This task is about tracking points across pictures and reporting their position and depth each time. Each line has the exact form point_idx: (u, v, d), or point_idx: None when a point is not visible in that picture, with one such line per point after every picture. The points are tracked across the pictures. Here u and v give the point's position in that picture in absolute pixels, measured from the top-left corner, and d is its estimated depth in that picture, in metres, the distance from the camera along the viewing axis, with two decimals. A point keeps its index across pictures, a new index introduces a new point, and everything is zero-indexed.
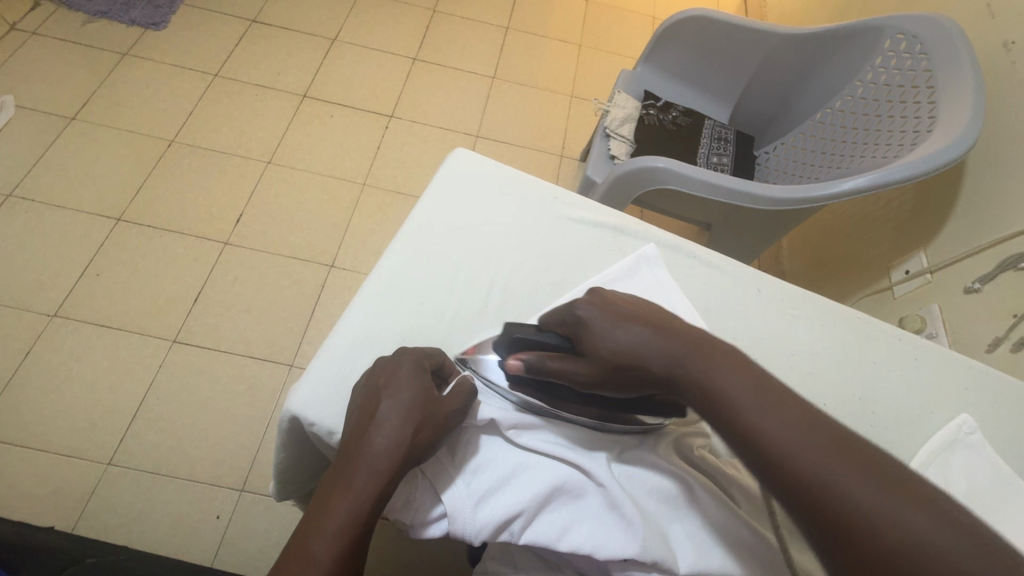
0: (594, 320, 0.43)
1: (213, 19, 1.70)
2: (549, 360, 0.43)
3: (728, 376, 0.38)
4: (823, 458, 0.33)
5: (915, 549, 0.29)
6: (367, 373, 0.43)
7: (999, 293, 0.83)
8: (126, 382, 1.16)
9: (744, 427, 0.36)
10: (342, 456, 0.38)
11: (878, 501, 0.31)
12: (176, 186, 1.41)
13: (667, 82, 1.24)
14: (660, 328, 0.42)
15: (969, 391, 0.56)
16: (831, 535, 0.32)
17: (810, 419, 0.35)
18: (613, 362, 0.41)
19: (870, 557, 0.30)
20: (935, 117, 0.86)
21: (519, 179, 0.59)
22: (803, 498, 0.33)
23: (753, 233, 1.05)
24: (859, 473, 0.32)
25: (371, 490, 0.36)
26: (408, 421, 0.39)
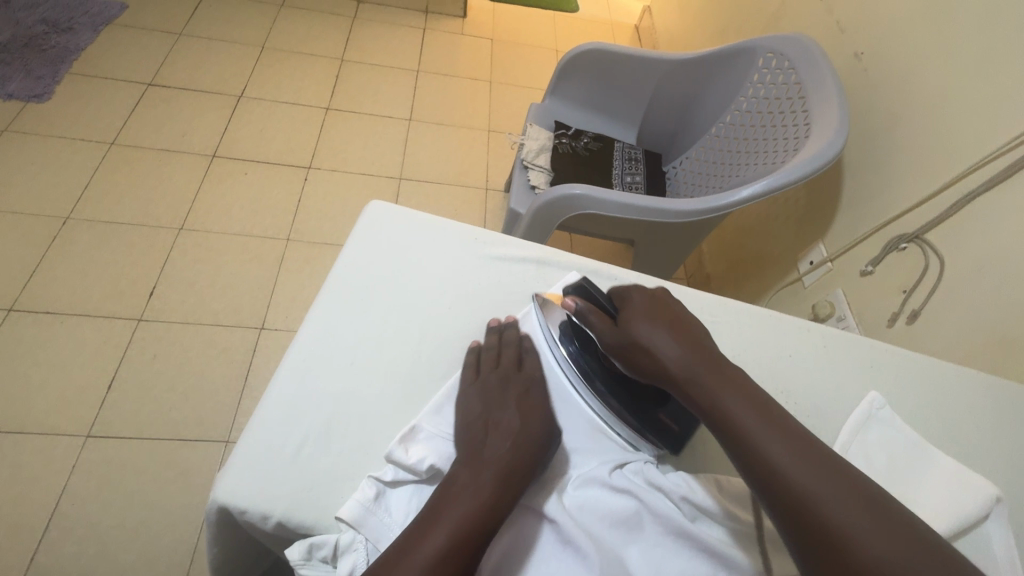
0: (638, 305, 0.50)
1: (104, 86, 1.62)
2: (592, 311, 0.50)
3: (737, 393, 0.42)
4: (812, 474, 0.36)
5: (886, 566, 0.32)
6: (478, 383, 0.49)
7: (889, 273, 0.92)
8: (34, 491, 1.03)
9: (745, 442, 0.39)
10: (472, 459, 0.43)
11: (860, 520, 0.34)
12: (76, 264, 1.30)
13: (575, 112, 1.31)
14: (681, 333, 0.47)
15: (874, 368, 0.61)
16: (819, 545, 0.34)
17: (809, 446, 0.38)
18: (637, 338, 0.47)
19: (852, 569, 0.32)
20: (810, 123, 0.96)
21: (438, 225, 0.59)
22: (793, 508, 0.36)
23: (674, 244, 1.12)
24: (846, 491, 0.35)
25: (497, 494, 0.41)
26: (532, 435, 0.46)
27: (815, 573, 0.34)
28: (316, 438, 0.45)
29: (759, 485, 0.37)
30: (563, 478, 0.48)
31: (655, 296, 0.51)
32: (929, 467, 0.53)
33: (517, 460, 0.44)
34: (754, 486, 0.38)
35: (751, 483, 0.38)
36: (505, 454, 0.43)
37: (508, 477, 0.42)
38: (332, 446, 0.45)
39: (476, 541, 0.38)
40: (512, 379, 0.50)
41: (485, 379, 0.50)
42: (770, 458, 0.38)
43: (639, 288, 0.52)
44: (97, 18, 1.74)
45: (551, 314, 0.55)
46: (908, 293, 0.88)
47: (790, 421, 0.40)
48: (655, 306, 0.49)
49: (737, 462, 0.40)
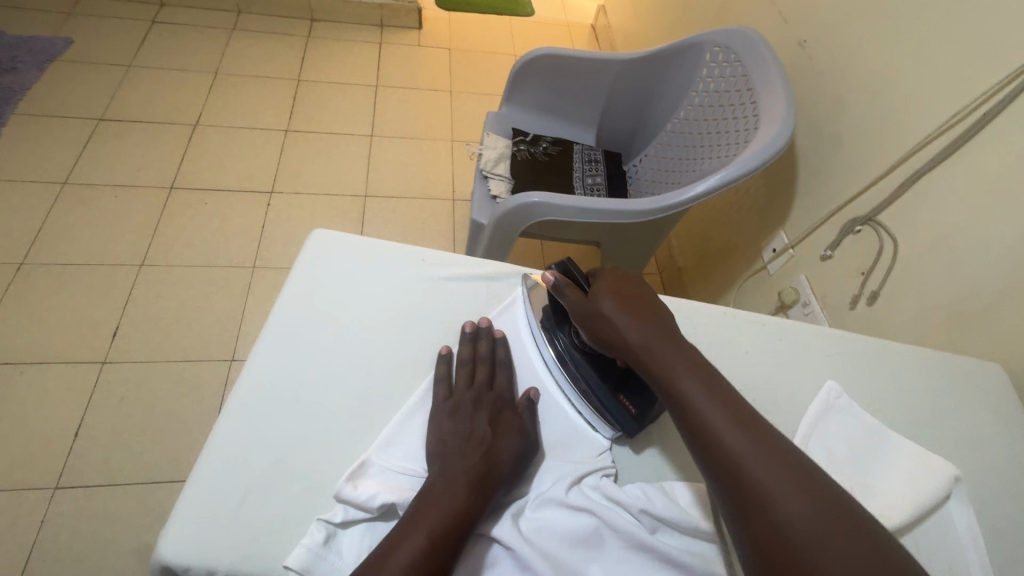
0: (604, 283, 0.52)
1: (53, 124, 1.58)
2: (569, 287, 0.52)
3: (689, 368, 0.45)
4: (747, 444, 0.40)
5: (796, 524, 0.36)
6: (453, 396, 0.49)
7: (848, 256, 0.93)
8: (2, 551, 1.00)
9: (692, 413, 0.43)
10: (447, 471, 0.43)
11: (781, 485, 0.38)
12: (33, 311, 1.26)
13: (532, 117, 1.30)
14: (643, 310, 0.49)
15: (831, 356, 0.62)
16: (744, 504, 0.38)
17: (749, 419, 0.41)
18: (603, 314, 0.49)
19: (768, 525, 0.37)
20: (758, 114, 0.97)
21: (384, 249, 0.59)
22: (727, 472, 0.40)
23: (639, 242, 1.12)
24: (774, 461, 0.39)
25: (470, 504, 0.41)
26: (506, 445, 0.46)
27: (739, 527, 0.38)
28: (262, 483, 0.43)
29: (700, 451, 0.41)
30: (519, 501, 0.46)
31: (624, 275, 0.53)
32: (889, 453, 0.53)
33: (491, 471, 0.44)
34: (696, 453, 0.42)
35: (693, 449, 0.42)
36: (478, 464, 0.44)
37: (481, 487, 0.42)
38: (280, 491, 0.43)
39: (449, 548, 0.38)
40: (484, 392, 0.50)
41: (458, 391, 0.50)
42: (713, 427, 0.41)
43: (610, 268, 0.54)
44: (40, 55, 1.70)
45: (536, 295, 0.57)
46: (867, 275, 0.89)
47: (736, 397, 0.43)
48: (622, 284, 0.51)
49: (682, 428, 0.43)
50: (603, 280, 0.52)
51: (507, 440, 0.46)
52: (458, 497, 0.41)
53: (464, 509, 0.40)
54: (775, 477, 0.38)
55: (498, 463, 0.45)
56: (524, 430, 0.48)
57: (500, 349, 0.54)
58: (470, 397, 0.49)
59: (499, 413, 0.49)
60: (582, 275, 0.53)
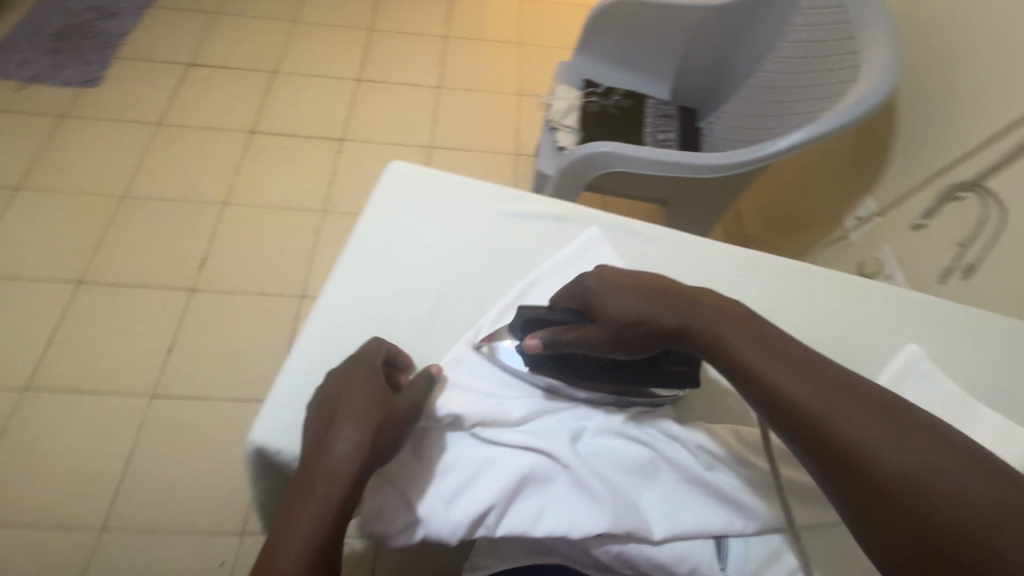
0: (599, 291, 0.47)
1: (148, 68, 1.68)
2: (563, 330, 0.46)
3: (741, 333, 0.44)
4: (821, 395, 0.39)
5: (898, 463, 0.36)
6: (320, 388, 0.44)
7: (943, 225, 0.86)
8: (109, 444, 1.14)
9: (758, 380, 0.42)
10: (301, 473, 0.38)
11: (878, 437, 0.37)
12: (133, 239, 1.39)
13: (604, 68, 1.26)
14: (666, 288, 0.47)
15: (915, 320, 0.58)
16: (836, 460, 0.38)
17: (817, 376, 0.41)
18: (626, 321, 0.45)
19: (870, 476, 0.36)
20: (856, 65, 0.89)
21: (459, 183, 0.60)
22: (821, 444, 0.38)
23: (708, 203, 1.08)
24: (852, 405, 0.38)
25: (333, 500, 0.37)
26: (366, 424, 0.40)
27: (839, 485, 0.38)
28: None
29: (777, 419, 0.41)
30: (578, 423, 0.47)
31: (610, 269, 0.49)
32: (971, 423, 0.50)
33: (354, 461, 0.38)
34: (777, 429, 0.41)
35: (769, 420, 0.42)
36: (339, 458, 0.38)
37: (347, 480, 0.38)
38: None
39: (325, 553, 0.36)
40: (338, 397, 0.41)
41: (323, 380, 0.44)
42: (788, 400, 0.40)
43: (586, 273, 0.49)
44: (138, 2, 1.81)
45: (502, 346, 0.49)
46: (964, 246, 0.82)
47: (795, 353, 0.43)
48: (617, 277, 0.48)
49: (750, 398, 0.43)
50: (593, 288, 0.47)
51: (356, 464, 0.38)
52: (290, 556, 0.35)
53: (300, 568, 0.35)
54: (859, 420, 0.38)
55: (338, 491, 0.37)
56: (376, 446, 0.40)
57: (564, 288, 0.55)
58: (324, 409, 0.41)
59: (339, 427, 0.39)
60: (562, 315, 0.48)
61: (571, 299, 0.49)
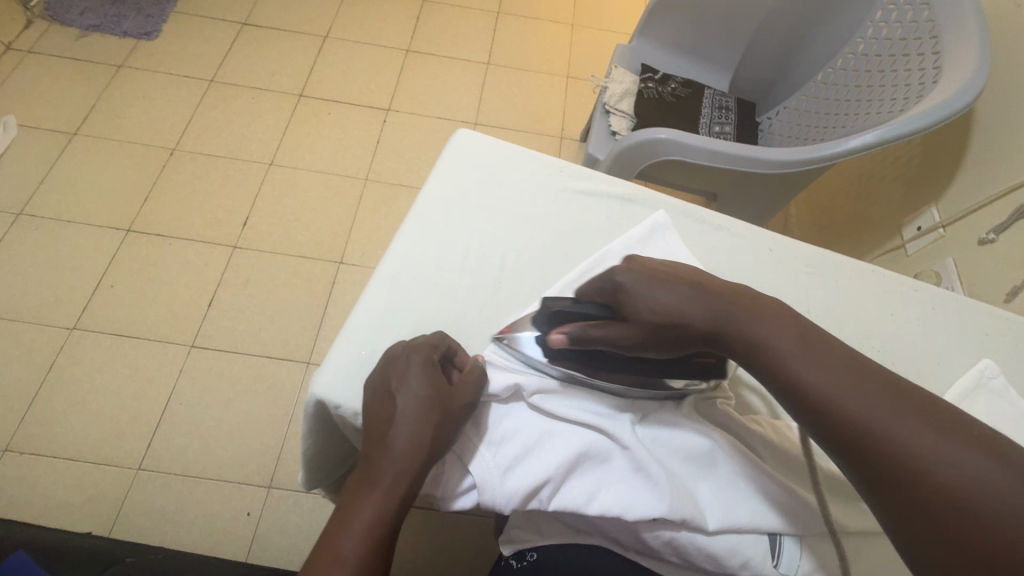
0: (631, 286, 0.43)
1: (205, 25, 1.70)
2: (591, 327, 0.43)
3: (779, 326, 0.40)
4: (872, 406, 0.35)
5: (965, 486, 0.31)
6: (375, 371, 0.44)
7: (1014, 242, 0.82)
8: (150, 388, 1.18)
9: (797, 385, 0.38)
10: (364, 460, 0.40)
11: (921, 441, 0.33)
12: (181, 193, 1.42)
13: (664, 55, 1.23)
14: (702, 284, 0.43)
15: (992, 337, 0.55)
16: (883, 479, 0.33)
17: (856, 369, 0.37)
18: (659, 320, 0.42)
19: (912, 485, 0.32)
20: (939, 68, 0.84)
21: (526, 156, 0.59)
22: (850, 442, 0.35)
23: (760, 201, 1.05)
24: (909, 418, 0.34)
25: (392, 493, 0.39)
26: (425, 420, 0.41)
27: (883, 507, 0.33)
28: None
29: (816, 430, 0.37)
30: (636, 407, 0.46)
31: (644, 264, 0.46)
32: None
33: (411, 458, 0.40)
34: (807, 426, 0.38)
35: (809, 430, 0.38)
36: (399, 454, 0.40)
37: (406, 475, 0.39)
38: None
39: (383, 540, 0.38)
40: (392, 392, 0.41)
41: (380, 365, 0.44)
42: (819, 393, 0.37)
43: (615, 266, 0.46)
44: None
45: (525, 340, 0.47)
46: None
47: (834, 346, 0.39)
48: (653, 270, 0.45)
49: (787, 404, 0.39)
50: (626, 284, 0.44)
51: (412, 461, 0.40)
52: (350, 544, 0.37)
53: (358, 555, 0.37)
54: (912, 433, 0.33)
55: (397, 485, 0.39)
56: (429, 447, 0.40)
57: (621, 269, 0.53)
58: (378, 404, 0.41)
59: (398, 423, 0.40)
60: (591, 311, 0.44)
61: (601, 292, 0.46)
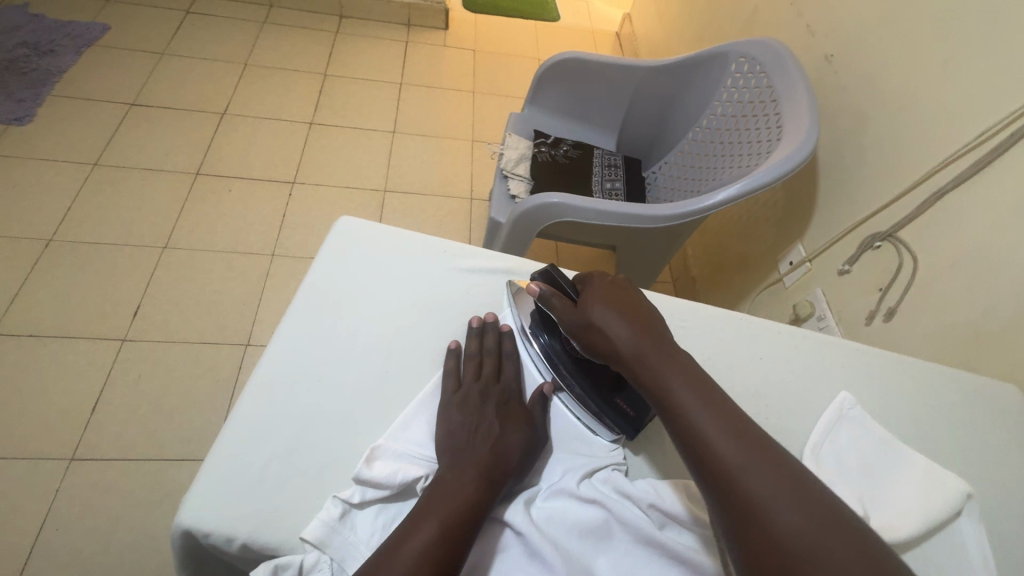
0: (588, 300, 0.50)
1: (87, 106, 1.62)
2: (554, 297, 0.52)
3: (681, 372, 0.44)
4: (739, 451, 0.39)
5: (790, 538, 0.34)
6: (459, 379, 0.51)
7: (865, 272, 0.93)
8: (18, 516, 1.02)
9: (686, 423, 0.41)
10: (454, 456, 0.45)
11: (772, 493, 0.36)
12: (58, 286, 1.29)
13: (555, 120, 1.31)
14: (640, 316, 0.49)
15: (846, 368, 0.62)
16: (733, 514, 0.37)
17: (733, 420, 0.41)
18: (594, 322, 0.49)
19: (757, 529, 0.36)
20: (782, 126, 0.97)
21: (410, 239, 0.60)
22: (717, 480, 0.39)
23: (654, 251, 1.13)
24: (765, 471, 0.38)
25: (477, 492, 0.42)
26: (521, 434, 0.48)
27: (734, 545, 0.37)
28: (283, 456, 0.45)
29: (694, 464, 0.40)
30: (534, 488, 0.48)
31: (616, 283, 0.52)
32: (900, 466, 0.53)
33: (499, 468, 0.44)
34: (686, 459, 0.41)
35: (689, 466, 0.41)
36: (488, 456, 0.44)
37: (490, 477, 0.43)
38: (299, 467, 0.44)
39: (461, 537, 0.39)
40: (493, 395, 0.50)
41: (466, 392, 0.50)
42: (700, 430, 0.41)
43: (601, 275, 0.54)
44: (78, 40, 1.75)
45: (523, 303, 0.57)
46: (885, 291, 0.88)
47: (723, 398, 0.43)
48: (613, 291, 0.51)
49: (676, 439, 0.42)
50: (595, 287, 0.52)
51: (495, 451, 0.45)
52: (421, 536, 0.38)
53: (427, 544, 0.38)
54: (765, 483, 0.37)
55: (484, 485, 0.43)
56: (514, 457, 0.46)
57: (507, 343, 0.55)
58: (470, 417, 0.48)
59: (495, 431, 0.47)
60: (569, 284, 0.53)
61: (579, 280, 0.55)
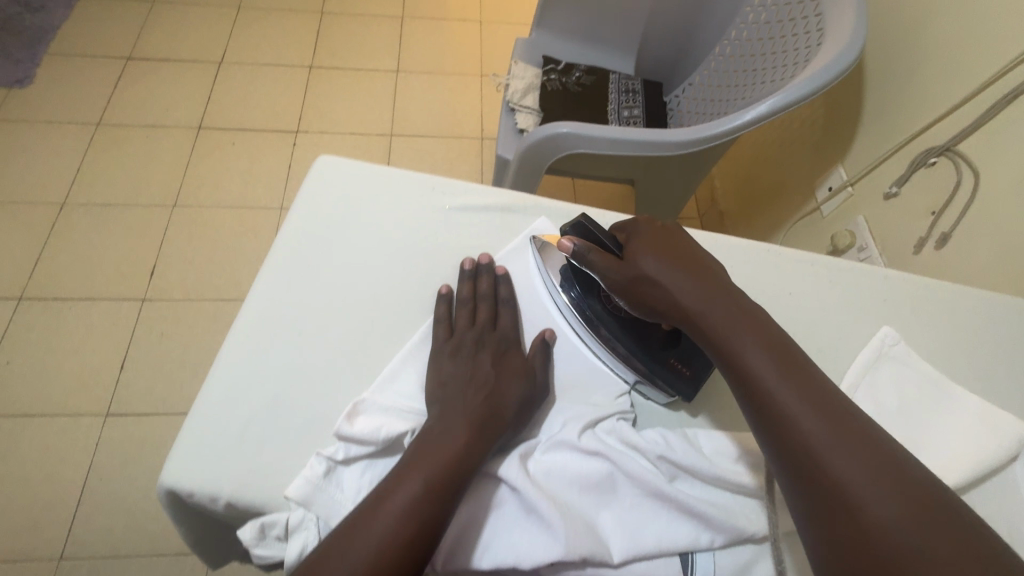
0: (635, 250, 0.45)
1: (84, 64, 1.57)
2: (593, 251, 0.45)
3: (754, 334, 0.39)
4: (821, 425, 0.35)
5: (883, 529, 0.31)
6: (451, 327, 0.47)
7: (916, 194, 0.82)
8: (63, 468, 1.08)
9: (759, 390, 0.38)
10: (443, 407, 0.41)
11: (864, 477, 0.32)
12: (77, 249, 1.30)
13: (565, 44, 1.19)
14: (695, 269, 0.43)
15: (889, 302, 0.55)
16: (817, 496, 0.34)
17: (818, 389, 0.37)
18: (647, 278, 0.43)
19: (844, 516, 0.32)
20: (823, 30, 0.84)
21: (393, 177, 0.54)
22: (795, 458, 0.35)
23: (676, 182, 1.04)
24: (857, 452, 0.33)
25: (466, 442, 0.38)
26: (512, 381, 0.43)
27: (814, 530, 0.34)
28: (264, 415, 0.42)
29: (769, 436, 0.37)
30: (531, 441, 0.44)
31: (669, 232, 0.47)
32: (948, 406, 0.47)
33: (491, 416, 0.41)
34: (759, 430, 0.38)
35: (759, 433, 0.38)
36: (478, 407, 0.41)
37: (482, 428, 0.40)
38: (281, 426, 0.42)
39: (446, 492, 0.36)
40: (488, 346, 0.46)
41: (457, 340, 0.46)
42: (778, 401, 0.37)
43: (641, 221, 0.48)
44: None
45: (550, 258, 0.51)
46: (938, 215, 0.78)
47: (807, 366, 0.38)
48: (668, 241, 0.46)
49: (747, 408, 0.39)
50: (643, 237, 0.46)
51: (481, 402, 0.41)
52: (401, 496, 0.35)
53: (412, 503, 0.35)
54: (856, 467, 0.33)
55: (475, 433, 0.39)
56: (507, 405, 0.42)
57: (501, 288, 0.50)
58: (463, 364, 0.44)
59: (487, 379, 0.43)
60: (608, 236, 0.47)
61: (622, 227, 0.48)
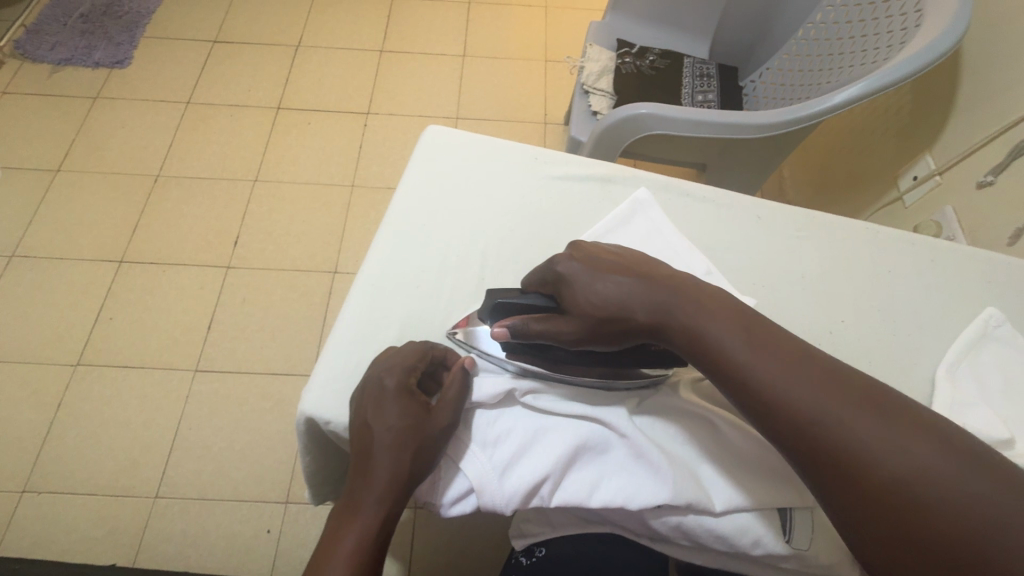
0: (574, 276, 0.43)
1: (176, 46, 1.68)
2: (531, 322, 0.42)
3: (722, 322, 0.39)
4: (819, 398, 0.34)
5: (912, 479, 0.32)
6: (361, 384, 0.43)
7: (1013, 183, 0.79)
8: (159, 416, 1.18)
9: (748, 382, 0.37)
10: (353, 466, 0.41)
11: (878, 438, 0.33)
12: (170, 218, 1.41)
13: (640, 28, 1.20)
14: (647, 276, 0.42)
15: (992, 285, 0.54)
16: (835, 473, 0.33)
17: (800, 361, 0.36)
18: (599, 309, 0.41)
19: (866, 484, 0.32)
20: (921, 11, 0.81)
21: (497, 147, 0.58)
22: (803, 442, 0.34)
23: (750, 168, 1.03)
24: (863, 415, 0.34)
25: (376, 510, 0.40)
26: (406, 445, 0.40)
27: (832, 502, 0.34)
28: None
29: (773, 428, 0.36)
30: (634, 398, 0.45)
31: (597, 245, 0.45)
32: None
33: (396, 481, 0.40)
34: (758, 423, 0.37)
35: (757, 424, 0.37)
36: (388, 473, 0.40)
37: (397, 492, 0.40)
38: None
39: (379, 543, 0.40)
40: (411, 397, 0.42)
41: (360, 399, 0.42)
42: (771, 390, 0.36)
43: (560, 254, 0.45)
44: None
45: (478, 335, 0.47)
46: None
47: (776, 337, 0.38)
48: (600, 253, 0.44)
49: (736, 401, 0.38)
50: (571, 273, 0.43)
51: (409, 468, 0.40)
52: (348, 545, 0.39)
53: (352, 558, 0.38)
54: (864, 429, 0.33)
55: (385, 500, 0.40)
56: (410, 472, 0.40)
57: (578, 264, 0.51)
58: (357, 427, 0.41)
59: (378, 449, 0.40)
60: (539, 301, 0.44)
61: (543, 276, 0.45)
